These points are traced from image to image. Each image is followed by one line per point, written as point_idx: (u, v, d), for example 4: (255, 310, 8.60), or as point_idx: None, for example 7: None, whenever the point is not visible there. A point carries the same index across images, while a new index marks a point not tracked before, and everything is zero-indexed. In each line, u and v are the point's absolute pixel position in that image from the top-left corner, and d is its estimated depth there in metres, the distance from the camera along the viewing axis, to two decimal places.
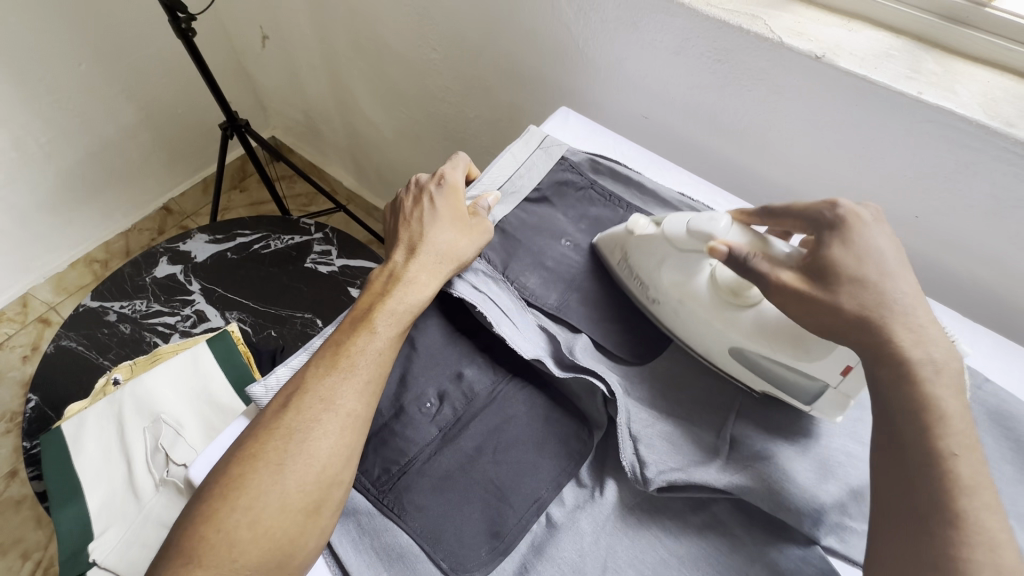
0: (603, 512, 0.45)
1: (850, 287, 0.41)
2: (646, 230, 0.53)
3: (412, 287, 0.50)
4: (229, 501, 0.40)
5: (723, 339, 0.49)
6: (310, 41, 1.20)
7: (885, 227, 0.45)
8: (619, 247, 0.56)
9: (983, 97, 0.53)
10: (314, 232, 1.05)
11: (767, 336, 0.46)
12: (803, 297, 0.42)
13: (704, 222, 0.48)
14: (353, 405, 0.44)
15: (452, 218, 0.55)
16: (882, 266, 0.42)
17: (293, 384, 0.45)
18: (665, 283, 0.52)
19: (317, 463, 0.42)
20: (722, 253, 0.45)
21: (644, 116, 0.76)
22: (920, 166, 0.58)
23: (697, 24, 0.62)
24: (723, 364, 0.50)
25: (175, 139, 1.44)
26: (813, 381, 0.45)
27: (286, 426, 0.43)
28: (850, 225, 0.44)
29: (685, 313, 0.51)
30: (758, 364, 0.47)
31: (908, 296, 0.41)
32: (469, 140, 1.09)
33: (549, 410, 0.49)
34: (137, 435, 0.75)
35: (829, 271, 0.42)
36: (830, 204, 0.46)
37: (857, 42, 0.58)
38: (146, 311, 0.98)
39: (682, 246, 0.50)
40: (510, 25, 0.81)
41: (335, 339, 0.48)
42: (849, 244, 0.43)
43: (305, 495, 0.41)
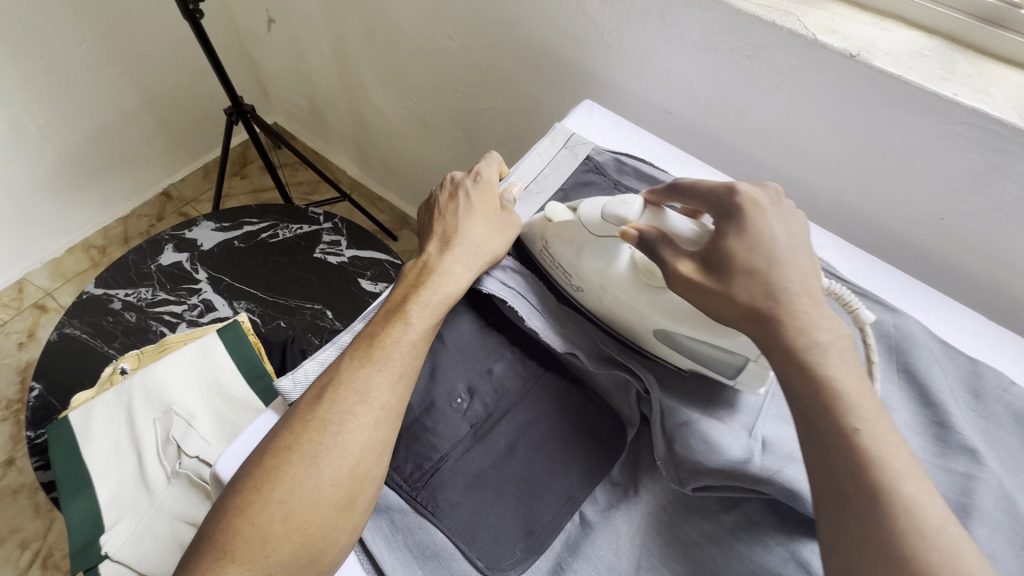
0: (637, 510, 0.45)
1: (742, 277, 0.41)
2: (563, 216, 0.53)
3: (447, 279, 0.50)
4: (263, 494, 0.39)
5: (645, 321, 0.49)
6: (318, 26, 1.18)
7: (783, 213, 0.45)
8: (539, 239, 0.55)
9: (1018, 99, 0.53)
10: (323, 221, 1.03)
11: (685, 316, 0.47)
12: (701, 289, 0.42)
13: (618, 206, 0.49)
14: (388, 398, 0.44)
15: (487, 213, 0.55)
16: (773, 252, 0.42)
17: (328, 375, 0.45)
18: (587, 269, 0.52)
19: (351, 457, 0.41)
20: (633, 237, 0.46)
21: (666, 111, 0.75)
22: (951, 168, 0.57)
23: (731, 19, 0.61)
24: (651, 346, 0.51)
25: (176, 124, 1.41)
26: (734, 355, 0.45)
27: (321, 417, 0.42)
28: (747, 213, 0.43)
29: (606, 299, 0.51)
30: (677, 342, 0.48)
31: (800, 284, 0.41)
32: (482, 132, 1.08)
33: (580, 406, 0.49)
34: (147, 425, 0.74)
35: (725, 263, 0.42)
36: (725, 189, 0.45)
37: (890, 41, 0.57)
38: (152, 299, 0.96)
39: (598, 232, 0.51)
40: (531, 15, 0.80)
41: (370, 331, 0.47)
42: (741, 234, 0.43)
43: (340, 490, 0.40)
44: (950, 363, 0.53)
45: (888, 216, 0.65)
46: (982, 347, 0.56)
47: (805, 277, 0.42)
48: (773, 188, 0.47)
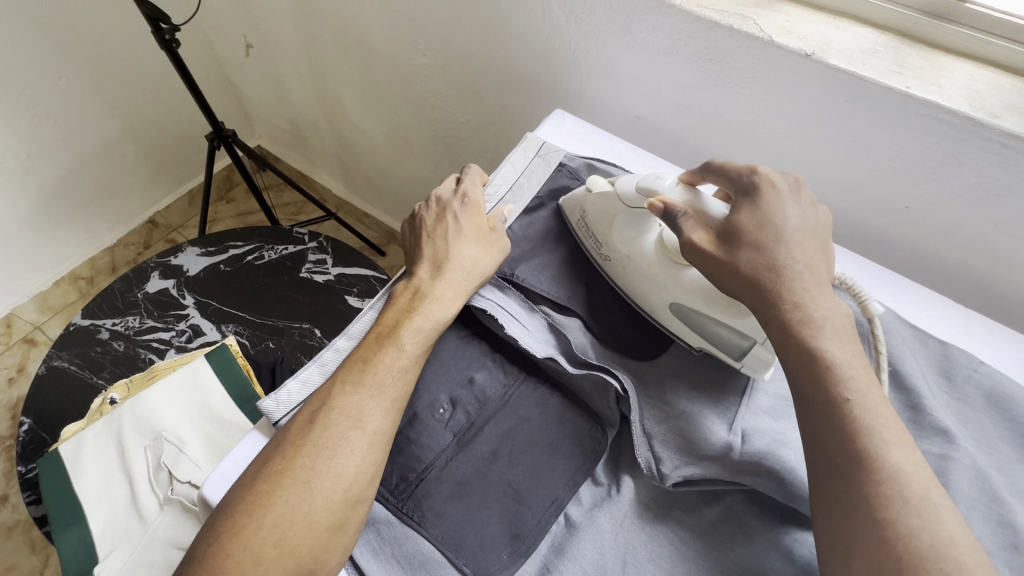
0: (621, 509, 0.45)
1: (748, 249, 0.45)
2: (603, 188, 0.56)
3: (439, 304, 0.50)
4: (255, 518, 0.40)
5: (664, 293, 0.52)
6: (295, 49, 1.19)
7: (801, 198, 0.48)
8: (577, 210, 0.59)
9: (969, 90, 0.55)
10: (308, 241, 1.04)
11: (701, 294, 0.50)
12: (708, 258, 0.46)
13: (652, 181, 0.52)
14: (380, 422, 0.44)
15: (475, 235, 0.56)
16: (780, 232, 0.45)
17: (319, 399, 0.45)
18: (617, 239, 0.55)
19: (345, 481, 0.42)
20: (659, 209, 0.50)
21: (637, 115, 0.77)
22: (910, 158, 0.59)
23: (690, 24, 0.63)
24: (663, 321, 0.53)
25: (159, 152, 1.42)
26: (741, 336, 0.48)
27: (314, 442, 0.43)
28: (762, 193, 0.47)
29: (631, 268, 0.54)
30: (692, 319, 0.51)
31: (803, 261, 0.44)
32: (461, 145, 1.09)
33: (563, 410, 0.49)
34: (138, 454, 0.73)
35: (734, 235, 0.46)
36: (747, 172, 0.49)
37: (843, 39, 0.59)
38: (140, 327, 0.96)
39: (632, 203, 0.54)
40: (500, 29, 0.81)
41: (360, 354, 0.47)
42: (753, 212, 0.47)
43: (331, 513, 0.41)
44: (919, 346, 0.55)
45: (858, 209, 0.67)
46: (952, 330, 0.58)
47: (810, 257, 0.45)
48: (794, 177, 0.50)
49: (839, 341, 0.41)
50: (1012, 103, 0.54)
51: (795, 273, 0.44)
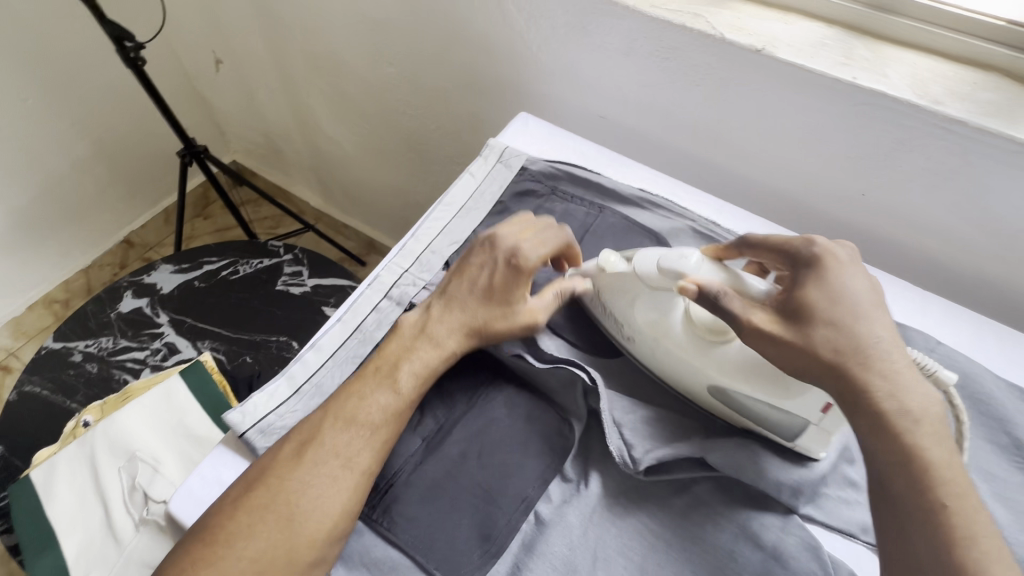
0: (588, 504, 0.46)
1: (824, 329, 0.42)
2: (617, 267, 0.51)
3: (443, 351, 0.49)
4: (236, 546, 0.41)
5: (701, 378, 0.48)
6: (264, 62, 1.19)
7: (860, 269, 0.46)
8: (591, 290, 0.54)
9: (913, 78, 0.57)
10: (283, 254, 1.04)
11: (750, 374, 0.45)
12: (779, 338, 0.43)
13: (673, 259, 0.47)
14: (366, 461, 0.44)
15: (505, 296, 0.50)
16: (853, 307, 0.43)
17: (308, 432, 0.45)
18: (640, 320, 0.50)
19: (328, 520, 0.42)
20: (693, 292, 0.45)
21: (601, 115, 0.78)
22: (862, 146, 0.61)
23: (644, 24, 0.64)
24: (702, 401, 0.49)
25: (132, 170, 1.40)
26: (793, 419, 0.45)
27: (299, 478, 0.42)
28: (826, 264, 0.46)
29: (661, 350, 0.50)
30: (737, 401, 0.46)
31: (888, 339, 0.42)
32: (434, 152, 1.10)
33: (530, 409, 0.49)
34: (112, 475, 0.72)
35: (803, 312, 0.43)
36: (805, 243, 0.47)
37: (791, 33, 0.61)
38: (113, 347, 0.95)
39: (654, 285, 0.49)
40: (464, 35, 0.82)
41: (355, 389, 0.47)
42: (821, 285, 0.44)
43: (311, 549, 0.41)
44: None
45: (816, 197, 0.68)
46: (911, 312, 0.59)
47: (889, 333, 0.43)
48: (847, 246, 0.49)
49: (869, 356, 0.41)
50: (954, 89, 0.56)
51: (881, 348, 0.42)
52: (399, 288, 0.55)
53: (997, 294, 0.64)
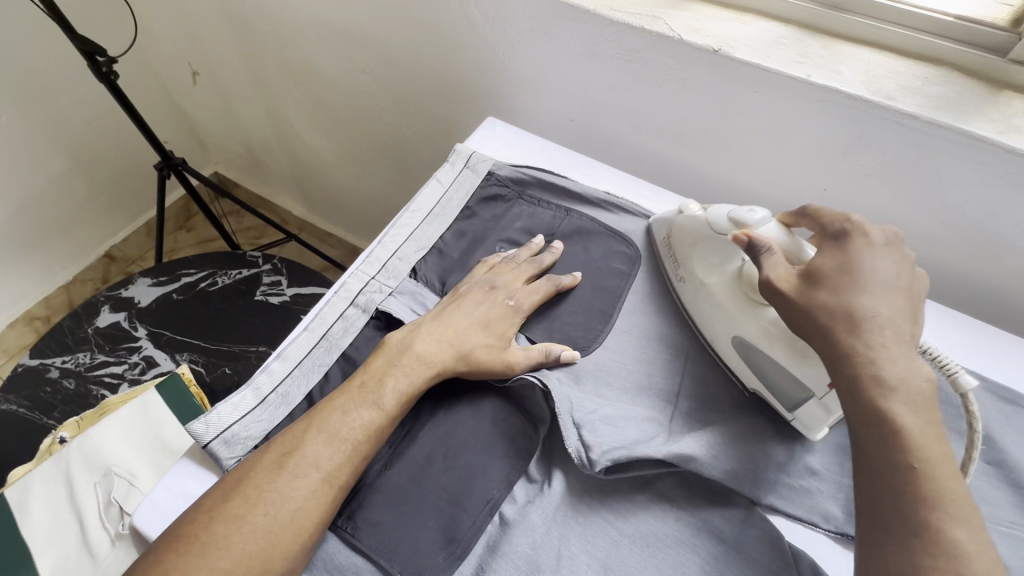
0: (551, 503, 0.46)
1: (828, 292, 0.43)
2: (694, 214, 0.57)
3: (429, 372, 0.49)
4: (207, 558, 0.39)
5: (728, 325, 0.51)
6: (240, 73, 1.19)
7: (895, 254, 0.46)
8: (666, 230, 0.60)
9: (866, 74, 0.58)
10: (262, 264, 1.04)
11: (770, 332, 0.48)
12: (785, 295, 0.45)
13: (742, 213, 0.51)
14: (346, 477, 0.44)
15: (494, 334, 0.52)
16: (863, 280, 0.43)
17: (286, 444, 0.44)
18: (697, 264, 0.55)
19: (303, 533, 0.41)
20: (744, 241, 0.49)
21: (569, 118, 0.79)
22: (821, 142, 0.62)
23: (604, 28, 0.65)
24: (725, 354, 0.52)
25: (110, 184, 1.40)
26: (799, 388, 0.47)
27: (277, 490, 0.42)
28: (853, 241, 0.46)
29: (703, 294, 0.54)
30: (753, 357, 0.50)
31: (888, 317, 0.42)
32: (411, 159, 1.10)
33: (496, 411, 0.49)
34: (87, 490, 0.72)
35: (818, 276, 0.45)
36: (845, 219, 0.48)
37: (748, 33, 0.62)
38: (91, 362, 0.95)
39: (717, 233, 0.53)
40: (432, 42, 0.83)
41: (338, 401, 0.46)
42: (838, 257, 0.45)
43: (283, 563, 0.40)
44: None
45: (780, 192, 0.70)
46: None
47: (895, 316, 0.42)
48: (897, 231, 0.48)
49: (860, 325, 0.41)
50: (906, 84, 0.57)
51: (875, 322, 0.41)
52: (365, 295, 0.55)
53: (957, 282, 0.66)
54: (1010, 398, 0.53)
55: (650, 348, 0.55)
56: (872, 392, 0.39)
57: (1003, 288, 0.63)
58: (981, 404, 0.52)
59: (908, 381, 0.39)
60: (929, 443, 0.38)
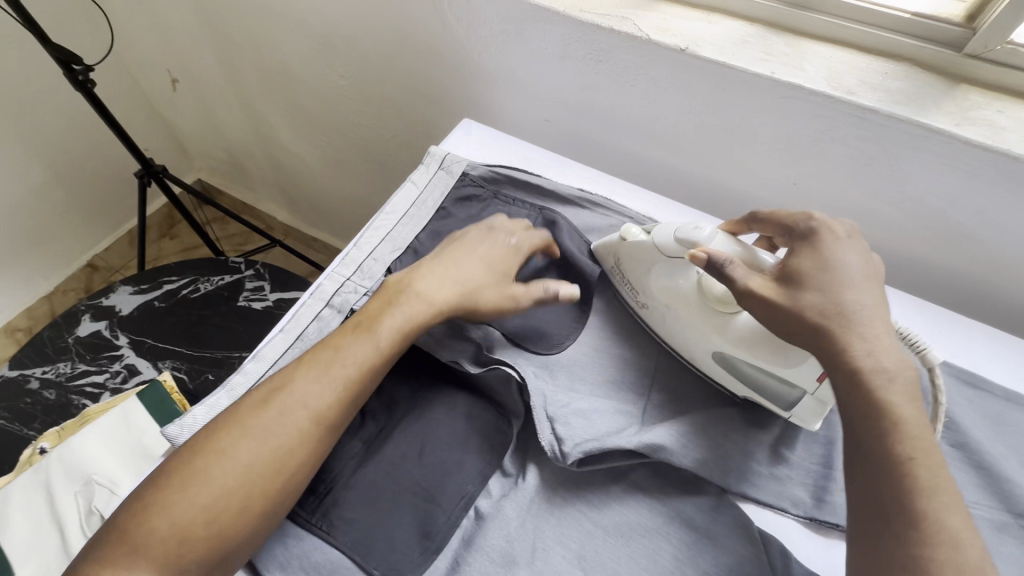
0: (526, 496, 0.47)
1: (814, 293, 0.44)
2: (638, 238, 0.54)
3: (423, 310, 0.50)
4: (193, 487, 0.40)
5: (706, 341, 0.51)
6: (219, 79, 1.19)
7: (858, 243, 0.48)
8: (611, 255, 0.58)
9: (829, 71, 0.59)
10: (245, 269, 1.04)
11: (747, 341, 0.48)
12: (772, 298, 0.45)
13: (690, 231, 0.50)
14: (335, 416, 0.44)
15: (493, 268, 0.54)
16: (842, 276, 0.45)
17: (278, 382, 0.45)
18: (655, 288, 0.53)
19: (286, 469, 0.42)
20: (703, 259, 0.48)
21: (545, 119, 0.80)
22: (788, 138, 0.64)
23: (575, 29, 0.66)
24: (706, 367, 0.52)
25: (90, 193, 1.39)
26: (790, 387, 0.48)
27: (265, 425, 0.42)
28: (822, 237, 0.48)
29: (671, 317, 0.53)
30: (736, 366, 0.50)
31: (871, 306, 0.43)
32: (392, 162, 1.11)
33: (470, 407, 0.50)
34: (68, 499, 0.71)
35: (799, 278, 0.45)
36: (805, 217, 0.50)
37: (714, 32, 0.63)
38: (72, 372, 0.94)
39: (670, 253, 0.52)
40: (408, 45, 0.84)
41: (332, 341, 0.48)
42: (814, 254, 0.47)
43: (265, 497, 0.41)
44: None
45: (750, 187, 0.71)
46: None
47: (875, 304, 0.44)
48: (847, 222, 0.50)
49: (850, 321, 0.42)
50: (867, 80, 0.59)
51: (859, 316, 0.43)
52: (340, 296, 0.55)
53: (923, 270, 0.67)
54: (972, 382, 0.55)
55: (622, 344, 0.56)
56: None
57: (967, 276, 0.65)
58: (946, 389, 0.54)
59: (864, 370, 0.41)
60: (885, 428, 0.39)
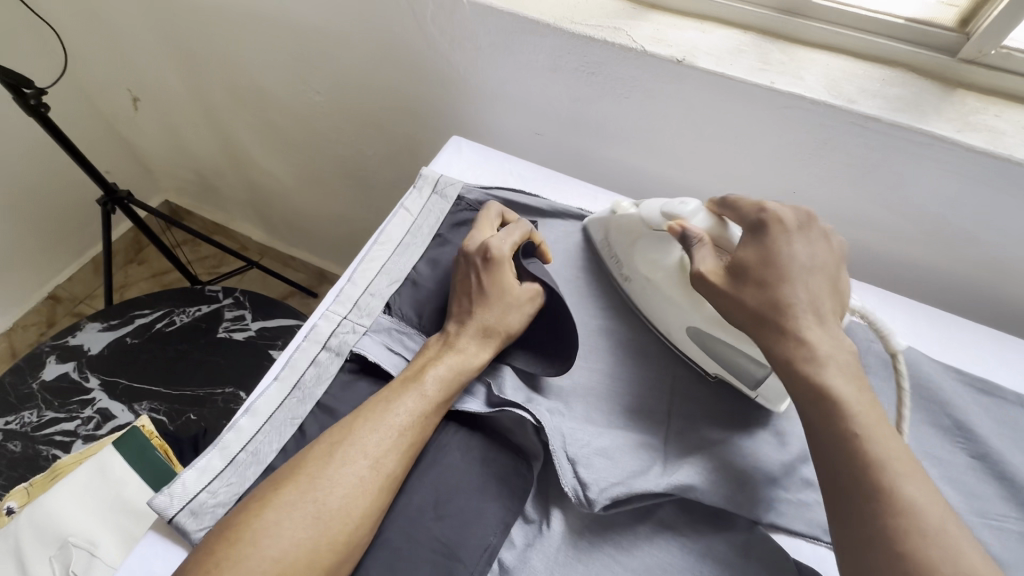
0: (552, 545, 0.44)
1: (752, 286, 0.44)
2: (628, 211, 0.57)
3: (464, 357, 0.49)
4: (259, 546, 0.38)
5: (679, 318, 0.52)
6: (185, 98, 1.13)
7: (808, 237, 0.46)
8: (603, 229, 0.60)
9: (828, 80, 0.58)
10: (223, 298, 0.99)
11: (718, 321, 0.49)
12: (716, 288, 0.45)
13: (675, 206, 0.51)
14: (393, 465, 0.43)
15: (498, 297, 0.51)
16: (785, 271, 0.44)
17: (335, 433, 0.44)
18: (638, 261, 0.55)
19: (351, 522, 0.40)
20: (677, 233, 0.49)
21: (536, 132, 0.78)
22: (788, 147, 0.63)
23: (567, 41, 0.64)
24: (682, 344, 0.53)
25: (48, 222, 1.30)
26: (758, 365, 0.48)
27: (328, 479, 0.41)
28: (770, 230, 0.46)
29: (650, 290, 0.54)
30: (711, 344, 0.50)
31: (805, 302, 0.43)
32: (374, 179, 1.07)
33: (485, 451, 0.48)
34: (42, 564, 0.66)
35: (741, 271, 0.45)
36: (758, 208, 0.48)
37: (709, 42, 0.62)
38: (38, 421, 0.87)
39: (654, 227, 0.53)
40: (389, 60, 0.80)
41: (385, 394, 0.46)
42: (759, 248, 0.45)
43: (334, 551, 0.39)
44: None
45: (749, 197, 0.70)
46: None
47: (816, 296, 0.43)
48: (807, 210, 0.48)
49: (786, 315, 0.42)
50: (865, 87, 0.58)
51: (798, 310, 0.42)
52: (337, 337, 0.52)
53: (920, 273, 0.68)
54: (985, 389, 0.54)
55: (637, 370, 0.53)
56: (868, 405, 0.39)
57: (968, 279, 0.65)
58: (949, 388, 0.54)
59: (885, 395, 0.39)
60: None
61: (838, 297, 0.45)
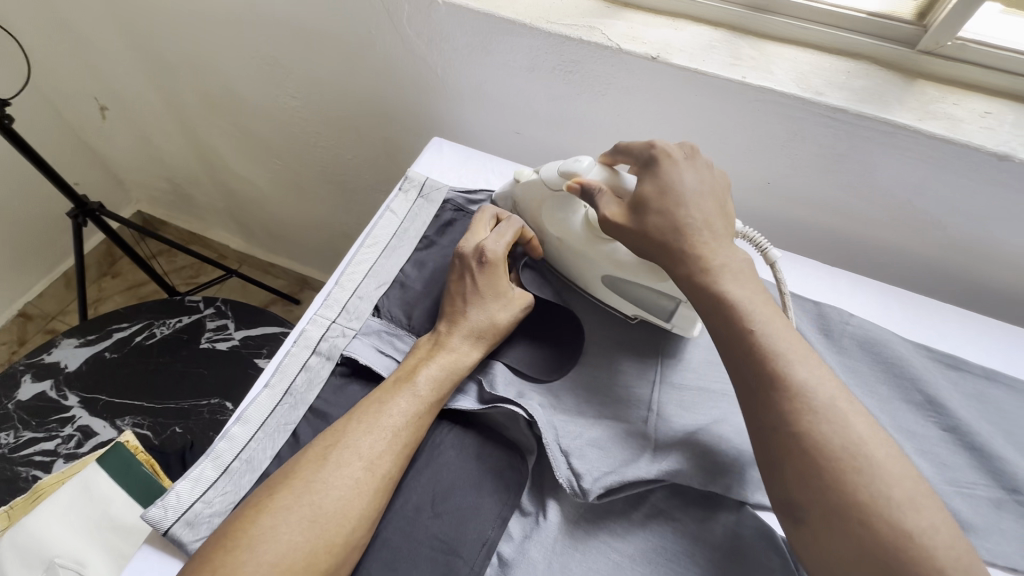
0: (549, 536, 0.45)
1: (654, 215, 0.48)
2: (529, 177, 0.59)
3: (457, 357, 0.49)
4: (255, 550, 0.37)
5: (593, 268, 0.55)
6: (156, 105, 1.11)
7: (695, 162, 0.51)
8: (508, 199, 0.62)
9: (797, 73, 0.60)
10: (204, 308, 0.97)
11: (627, 266, 0.52)
12: (622, 225, 0.49)
13: (571, 165, 0.55)
14: (388, 466, 0.43)
15: (490, 296, 0.52)
16: (680, 194, 0.48)
17: (329, 437, 0.44)
18: (547, 221, 0.57)
19: (347, 522, 0.40)
20: (577, 190, 0.53)
21: (515, 131, 0.78)
22: (761, 139, 0.65)
23: (543, 41, 0.65)
24: (601, 294, 0.56)
25: (15, 237, 1.26)
26: (669, 298, 0.52)
27: (322, 482, 0.41)
28: (661, 162, 0.51)
29: (563, 249, 0.56)
30: (624, 287, 0.54)
31: (701, 222, 0.47)
32: (354, 182, 1.06)
33: (480, 447, 0.48)
34: None
35: (640, 204, 0.49)
36: (647, 147, 0.52)
37: (682, 39, 0.63)
38: (15, 443, 0.84)
39: (556, 187, 0.56)
40: (366, 63, 0.80)
41: (377, 395, 0.47)
42: (654, 180, 0.50)
43: (330, 553, 0.39)
44: (801, 311, 0.61)
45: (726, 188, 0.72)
46: (825, 289, 0.65)
47: (709, 214, 0.48)
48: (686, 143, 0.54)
49: (686, 235, 0.47)
50: (832, 80, 0.60)
51: (696, 228, 0.47)
52: (327, 341, 0.52)
53: (889, 255, 0.71)
54: (953, 364, 0.57)
55: (625, 361, 0.55)
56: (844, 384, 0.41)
57: (934, 260, 0.68)
58: (919, 364, 0.56)
59: None
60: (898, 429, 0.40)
61: (730, 220, 0.50)
